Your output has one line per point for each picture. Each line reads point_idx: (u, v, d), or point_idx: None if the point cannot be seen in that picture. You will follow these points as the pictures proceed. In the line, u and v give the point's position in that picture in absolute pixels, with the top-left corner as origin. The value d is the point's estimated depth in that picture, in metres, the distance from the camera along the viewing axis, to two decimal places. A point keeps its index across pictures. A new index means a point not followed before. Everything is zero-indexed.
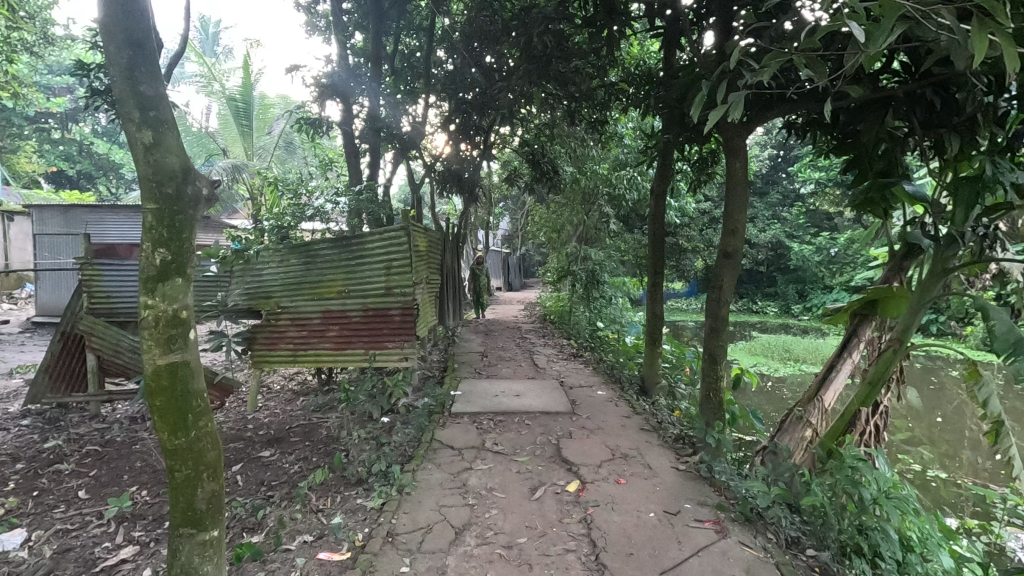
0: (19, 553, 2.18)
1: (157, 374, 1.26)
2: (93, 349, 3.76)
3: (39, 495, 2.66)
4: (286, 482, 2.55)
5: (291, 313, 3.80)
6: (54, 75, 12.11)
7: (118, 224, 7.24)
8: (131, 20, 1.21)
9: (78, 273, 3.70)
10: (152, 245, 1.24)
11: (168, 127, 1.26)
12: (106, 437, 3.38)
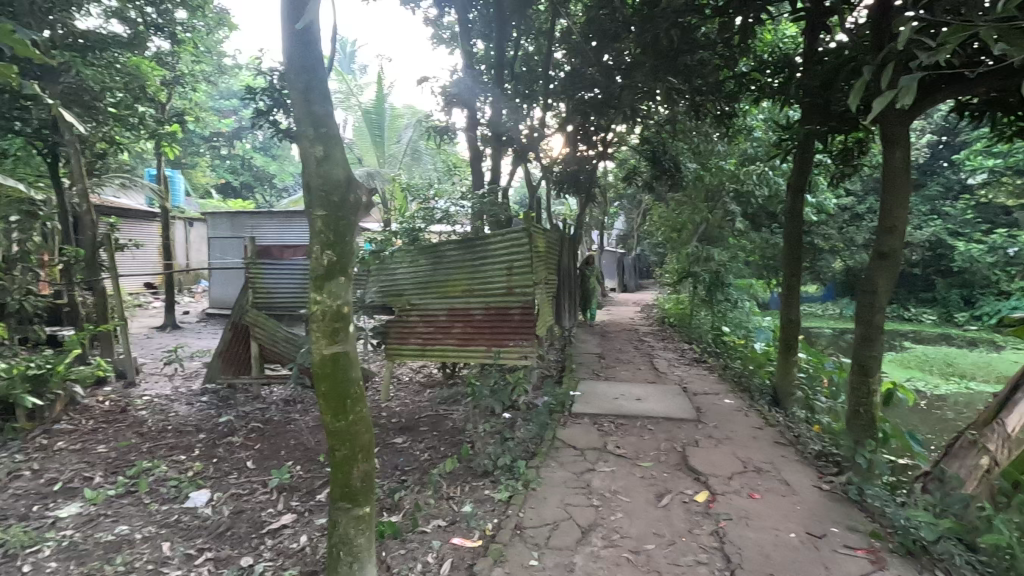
0: (205, 510, 2.56)
1: (323, 361, 1.42)
2: (256, 338, 4.30)
3: (218, 462, 3.10)
4: (418, 468, 2.73)
5: (420, 310, 4.05)
6: (224, 101, 14.10)
7: (273, 228, 8.20)
8: (310, 48, 1.38)
9: (245, 271, 4.27)
10: (321, 247, 1.40)
11: (336, 142, 1.40)
12: (266, 416, 3.85)
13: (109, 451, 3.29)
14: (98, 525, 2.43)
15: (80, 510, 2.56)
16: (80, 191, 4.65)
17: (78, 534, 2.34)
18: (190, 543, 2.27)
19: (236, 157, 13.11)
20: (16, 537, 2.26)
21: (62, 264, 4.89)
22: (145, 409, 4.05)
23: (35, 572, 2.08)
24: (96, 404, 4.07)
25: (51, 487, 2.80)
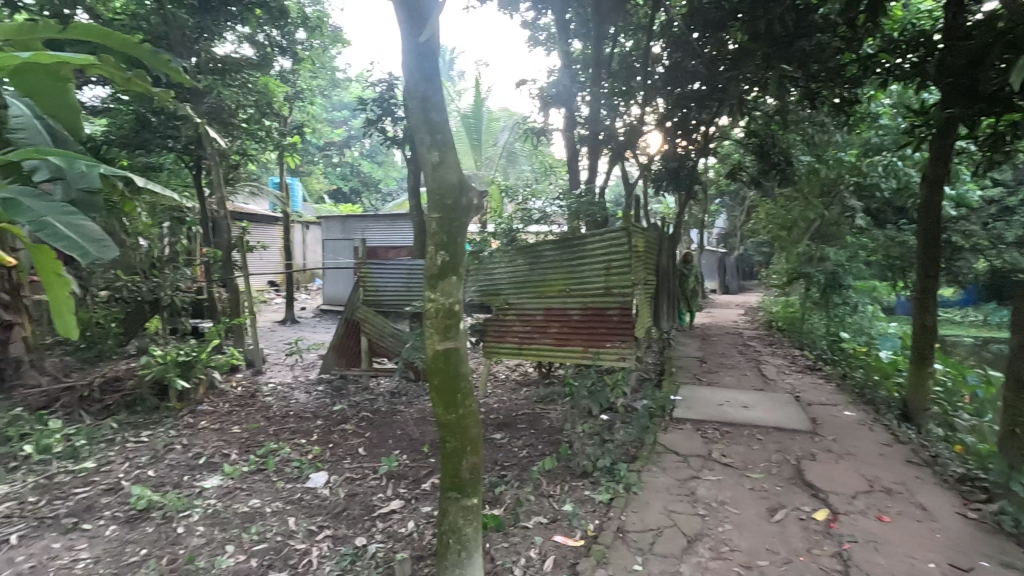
0: (324, 490, 2.78)
1: (436, 356, 1.49)
2: (365, 333, 4.63)
3: (334, 447, 3.35)
4: (517, 464, 2.78)
5: (518, 309, 4.12)
6: (336, 112, 15.15)
7: (379, 231, 8.71)
8: (428, 60, 1.45)
9: (356, 271, 4.60)
10: (436, 248, 1.47)
11: (450, 148, 1.47)
12: (374, 407, 4.11)
13: (242, 431, 3.67)
14: (235, 497, 2.72)
15: (221, 482, 2.88)
16: (219, 199, 5.21)
17: (219, 504, 2.64)
18: (312, 520, 2.48)
19: (345, 164, 14.03)
20: (172, 502, 2.59)
21: (204, 263, 5.52)
22: (271, 396, 4.46)
23: (187, 533, 2.37)
24: (231, 389, 4.56)
25: (197, 460, 3.17)
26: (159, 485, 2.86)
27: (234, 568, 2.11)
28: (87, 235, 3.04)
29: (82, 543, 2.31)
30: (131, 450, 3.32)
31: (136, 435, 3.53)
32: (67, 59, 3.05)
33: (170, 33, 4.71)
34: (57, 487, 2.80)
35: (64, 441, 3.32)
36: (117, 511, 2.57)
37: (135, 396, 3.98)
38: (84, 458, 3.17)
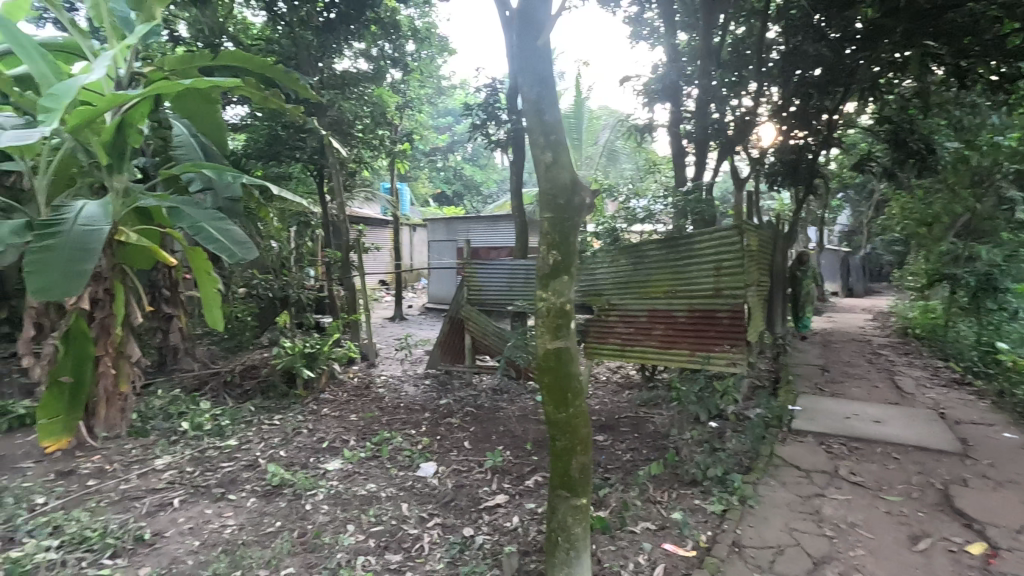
0: (433, 480, 2.92)
1: (547, 355, 1.51)
2: (469, 331, 4.79)
3: (441, 439, 3.50)
4: (621, 467, 2.73)
5: (620, 310, 4.05)
6: (442, 118, 15.78)
7: (481, 232, 8.96)
8: (542, 62, 1.48)
9: (461, 271, 4.77)
10: (548, 247, 1.49)
11: (563, 148, 1.48)
12: (478, 403, 4.24)
13: (359, 420, 3.95)
14: (354, 480, 2.93)
15: (342, 466, 3.11)
16: (339, 204, 5.64)
17: (340, 486, 2.85)
18: (423, 507, 2.60)
19: (449, 168, 14.58)
20: (300, 481, 2.84)
21: (325, 263, 6.00)
22: (383, 387, 4.75)
23: (313, 510, 2.59)
24: (348, 379, 4.91)
25: (320, 444, 3.46)
26: (290, 464, 3.16)
27: (354, 546, 2.27)
28: (234, 238, 3.43)
29: (229, 511, 2.60)
30: (266, 431, 3.69)
31: (270, 418, 3.92)
32: (219, 84, 3.42)
33: (298, 53, 5.17)
34: (208, 460, 3.18)
35: (212, 420, 3.77)
36: (255, 486, 2.86)
37: (268, 382, 4.42)
38: (228, 436, 3.57)
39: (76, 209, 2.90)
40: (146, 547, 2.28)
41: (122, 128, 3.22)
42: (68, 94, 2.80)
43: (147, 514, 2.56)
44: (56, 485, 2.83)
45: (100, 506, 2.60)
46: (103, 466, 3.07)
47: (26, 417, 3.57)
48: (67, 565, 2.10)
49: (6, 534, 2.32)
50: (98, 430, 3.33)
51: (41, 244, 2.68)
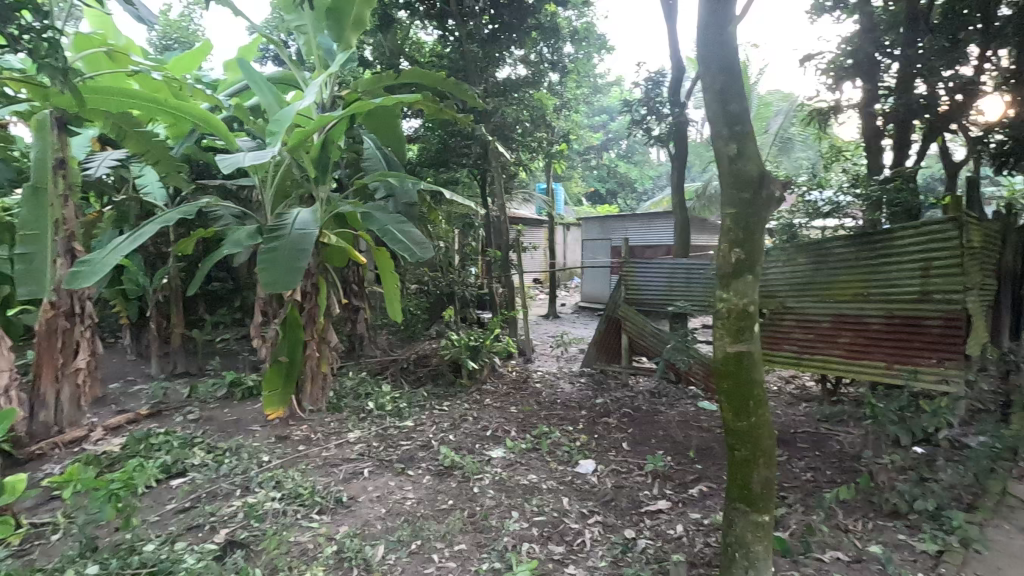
0: (592, 477, 2.93)
1: (726, 359, 1.46)
2: (626, 331, 4.70)
3: (599, 438, 3.50)
4: (800, 487, 2.48)
5: (798, 313, 3.65)
6: (597, 117, 15.72)
7: (638, 230, 8.78)
8: (726, 50, 1.46)
9: (618, 270, 4.71)
10: (730, 245, 1.44)
11: (749, 138, 1.44)
12: (635, 404, 4.15)
13: (518, 411, 4.12)
14: (516, 469, 3.07)
15: (504, 454, 3.28)
16: (500, 206, 5.92)
17: (504, 473, 3.00)
18: (583, 503, 2.63)
19: (604, 167, 14.49)
20: (469, 464, 3.05)
21: (487, 262, 6.35)
22: (540, 382, 4.90)
23: (481, 494, 2.76)
24: (507, 373, 5.14)
25: (484, 432, 3.67)
26: (459, 448, 3.41)
27: (520, 532, 2.38)
28: (414, 239, 3.78)
29: (409, 485, 2.89)
30: (437, 415, 4.03)
31: (440, 404, 4.27)
32: (402, 100, 3.75)
33: (466, 66, 5.53)
34: (390, 438, 3.57)
35: (392, 402, 4.21)
36: (430, 465, 3.14)
37: (438, 371, 4.82)
38: (405, 417, 3.97)
39: (292, 216, 3.44)
40: (345, 508, 2.62)
41: (325, 144, 3.74)
42: (289, 118, 3.34)
43: (344, 479, 2.95)
44: (277, 446, 3.39)
45: (309, 468, 3.06)
46: (309, 433, 3.60)
47: (254, 388, 4.33)
48: (288, 514, 2.51)
49: (243, 483, 2.84)
50: (306, 403, 3.91)
51: (269, 245, 3.22)
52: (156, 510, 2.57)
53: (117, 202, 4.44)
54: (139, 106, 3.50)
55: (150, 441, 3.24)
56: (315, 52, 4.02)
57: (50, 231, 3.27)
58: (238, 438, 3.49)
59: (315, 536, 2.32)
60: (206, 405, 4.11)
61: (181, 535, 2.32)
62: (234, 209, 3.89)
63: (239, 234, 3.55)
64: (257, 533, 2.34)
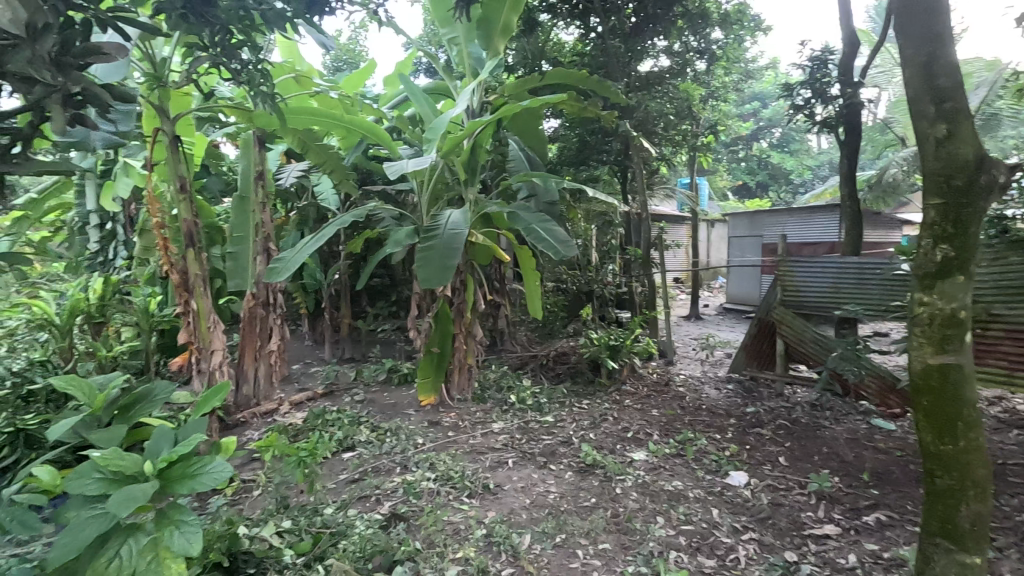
0: (745, 490, 2.74)
1: (927, 373, 1.43)
2: (782, 336, 4.30)
3: (751, 449, 3.27)
4: (1014, 529, 2.09)
5: (1008, 322, 3.09)
6: (747, 105, 14.59)
7: (795, 226, 8.01)
8: (933, 20, 1.41)
9: (775, 271, 4.33)
10: (934, 242, 1.41)
11: (963, 114, 1.39)
12: (793, 416, 3.79)
13: (661, 415, 3.99)
14: (661, 474, 2.97)
15: (647, 457, 3.20)
16: (641, 202, 5.77)
17: (648, 476, 2.93)
18: (736, 517, 2.48)
19: (754, 158, 13.41)
20: (611, 464, 3.02)
21: (626, 260, 6.22)
22: (683, 386, 4.69)
23: (623, 495, 2.72)
24: (648, 374, 5.00)
25: (626, 433, 3.61)
26: (600, 447, 3.39)
27: (666, 539, 2.30)
28: (557, 238, 3.82)
29: (551, 479, 2.94)
30: (577, 413, 4.04)
31: (579, 401, 4.29)
32: (548, 100, 3.80)
33: (609, 62, 5.45)
34: (532, 431, 3.66)
35: (533, 396, 4.32)
36: (571, 461, 3.16)
37: (577, 369, 4.84)
38: (546, 412, 4.05)
39: (446, 217, 3.68)
40: (492, 494, 2.74)
41: (474, 148, 3.93)
42: (442, 125, 3.56)
43: (490, 467, 3.09)
44: (429, 430, 3.65)
45: (458, 453, 3.25)
46: (457, 421, 3.83)
47: (409, 375, 4.72)
48: (441, 495, 2.69)
49: (401, 461, 3.11)
50: (454, 392, 4.17)
51: (425, 244, 3.47)
52: (332, 478, 2.91)
53: (300, 207, 5.11)
54: (319, 122, 3.98)
55: (325, 417, 3.69)
56: (467, 61, 4.25)
57: (251, 233, 3.85)
58: (396, 420, 3.82)
59: (466, 518, 2.46)
60: (369, 388, 4.56)
61: (353, 502, 2.60)
62: (394, 212, 4.26)
63: (399, 233, 3.88)
64: (415, 509, 2.54)
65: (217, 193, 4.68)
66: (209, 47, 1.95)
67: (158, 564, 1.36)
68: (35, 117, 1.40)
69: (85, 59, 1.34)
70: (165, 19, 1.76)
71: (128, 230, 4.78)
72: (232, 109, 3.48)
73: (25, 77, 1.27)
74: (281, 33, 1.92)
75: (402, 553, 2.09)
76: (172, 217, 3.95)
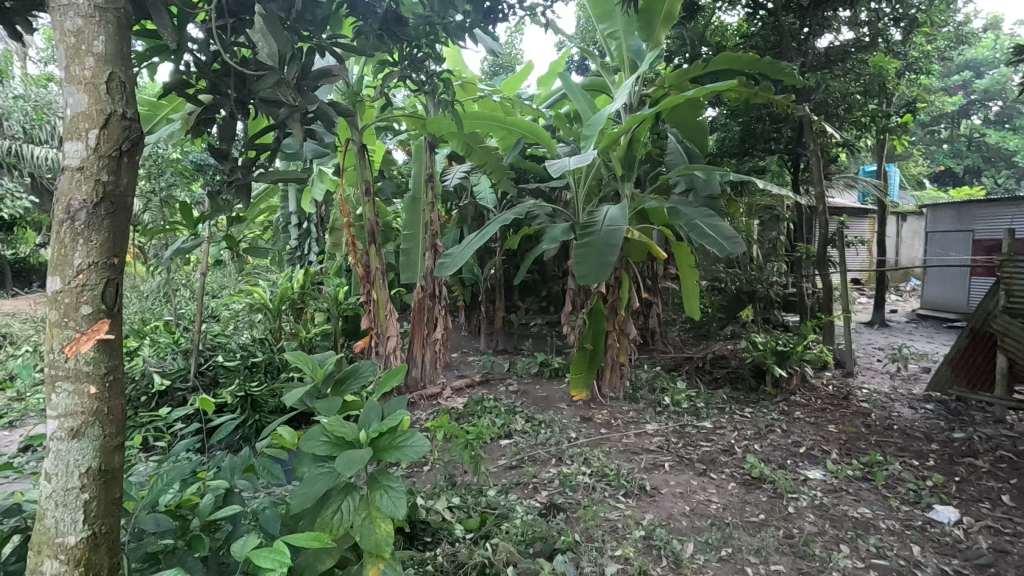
0: (955, 530, 2.36)
1: None
2: (1004, 351, 3.58)
3: (961, 482, 2.80)
4: None
5: None
6: (954, 75, 12.36)
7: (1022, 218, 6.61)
8: None
9: (996, 272, 3.58)
10: None
11: None
12: (1019, 448, 3.15)
13: (840, 432, 3.56)
14: (842, 498, 2.67)
15: (824, 477, 2.88)
16: (816, 194, 5.18)
17: (826, 499, 2.65)
18: (943, 559, 2.15)
19: (960, 138, 11.32)
20: (782, 480, 2.78)
21: (795, 258, 5.65)
22: (867, 402, 4.13)
23: (797, 515, 2.50)
24: (822, 386, 4.49)
25: (797, 448, 3.29)
26: (767, 460, 3.13)
27: (852, 570, 2.07)
28: (723, 234, 3.62)
29: (712, 488, 2.79)
30: (739, 421, 3.78)
31: (741, 409, 4.00)
32: (718, 87, 3.56)
33: (781, 42, 4.95)
34: (689, 436, 3.50)
35: (689, 400, 4.13)
36: (734, 472, 2.97)
37: (738, 374, 4.51)
38: (703, 417, 3.84)
39: (603, 213, 3.66)
40: (648, 496, 2.69)
41: (631, 144, 3.82)
42: (600, 122, 3.55)
43: (646, 468, 3.02)
44: (582, 425, 3.67)
45: (612, 451, 3.22)
46: (610, 418, 3.80)
47: (560, 370, 4.80)
48: (598, 491, 2.70)
49: (557, 453, 3.17)
50: (606, 390, 4.14)
51: (583, 240, 3.50)
52: (493, 463, 3.07)
53: (461, 206, 5.44)
54: (483, 125, 4.19)
55: (484, 404, 3.90)
56: (626, 54, 4.14)
57: (421, 231, 4.19)
58: (550, 412, 3.91)
59: (624, 517, 2.44)
60: (522, 379, 4.73)
61: (512, 487, 2.72)
62: (549, 210, 4.35)
63: (556, 229, 3.92)
64: (572, 501, 2.58)
65: (390, 195, 5.17)
66: (401, 63, 2.14)
67: (371, 522, 1.44)
68: (276, 134, 1.67)
69: (317, 81, 1.57)
70: (367, 40, 1.95)
71: (319, 229, 5.48)
72: (408, 118, 3.82)
73: (274, 100, 1.52)
74: (461, 43, 2.03)
75: (562, 543, 2.14)
76: (356, 216, 4.46)
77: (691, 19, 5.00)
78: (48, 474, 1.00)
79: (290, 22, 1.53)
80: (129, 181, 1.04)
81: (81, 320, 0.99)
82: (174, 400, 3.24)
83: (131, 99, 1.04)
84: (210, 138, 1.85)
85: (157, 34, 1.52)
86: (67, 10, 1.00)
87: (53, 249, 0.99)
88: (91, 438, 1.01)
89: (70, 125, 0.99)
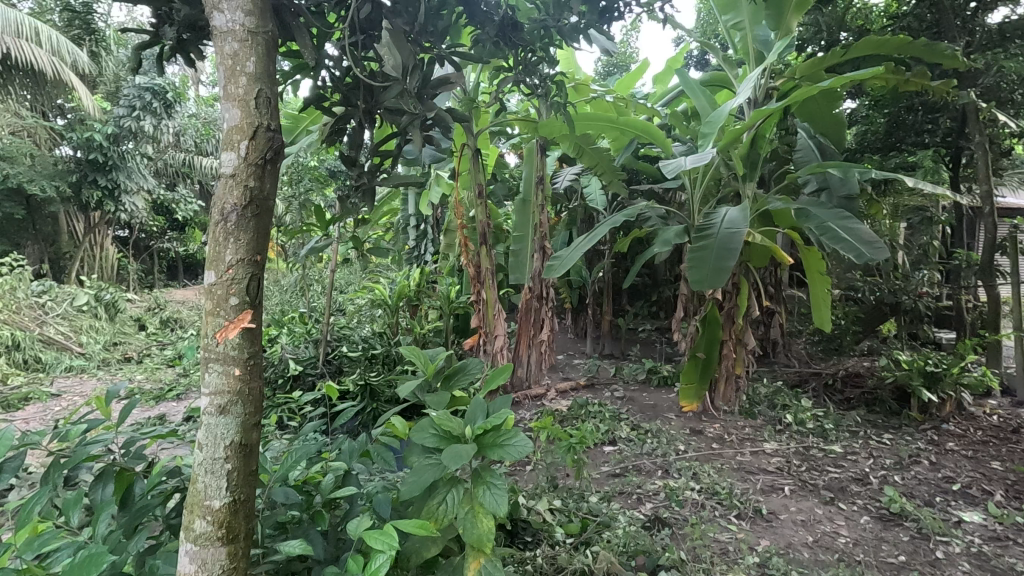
0: None
1: None
2: None
3: None
4: None
5: None
6: None
7: None
8: None
9: None
10: None
11: None
12: None
13: (1007, 472, 3.06)
14: (1007, 549, 2.29)
15: (984, 522, 2.50)
16: (982, 194, 4.48)
17: (987, 547, 2.29)
18: None
19: None
20: (929, 519, 2.44)
21: (953, 266, 4.92)
22: None
23: (948, 563, 2.18)
24: (984, 415, 3.87)
25: (949, 485, 2.88)
26: (911, 495, 2.76)
27: None
28: (863, 238, 3.25)
29: (841, 520, 2.52)
30: (876, 448, 3.37)
31: (879, 435, 3.56)
32: (861, 76, 3.19)
33: (941, 20, 4.35)
34: (814, 459, 3.19)
35: (815, 421, 3.76)
36: (869, 504, 2.66)
37: (876, 396, 4.01)
38: (832, 440, 3.48)
39: (721, 215, 3.45)
40: (765, 521, 2.49)
41: (755, 141, 3.56)
42: (720, 118, 3.34)
43: (762, 490, 2.80)
44: (692, 438, 3.49)
45: (725, 468, 3.03)
46: (723, 433, 3.57)
47: (669, 378, 4.62)
48: (707, 509, 2.55)
49: (663, 465, 3.05)
50: (718, 403, 3.89)
51: (700, 244, 3.32)
52: (596, 468, 3.02)
53: (571, 208, 5.44)
54: (595, 126, 4.14)
55: (588, 408, 3.85)
56: (751, 46, 3.86)
57: (531, 232, 4.23)
58: (656, 421, 3.77)
59: (736, 540, 2.29)
60: (628, 386, 4.61)
61: (615, 496, 2.65)
62: (662, 211, 4.19)
63: (668, 232, 3.76)
64: (679, 517, 2.47)
65: (501, 198, 5.29)
66: (514, 68, 2.16)
67: (473, 516, 1.48)
68: (398, 141, 1.76)
69: (437, 89, 1.65)
70: (484, 48, 1.99)
71: (434, 231, 5.73)
72: (521, 121, 3.87)
73: (397, 109, 1.62)
74: (576, 44, 2.00)
75: (666, 559, 2.04)
76: (469, 219, 4.61)
77: (829, 3, 4.53)
78: (200, 444, 1.14)
79: (413, 35, 1.61)
80: (271, 186, 1.16)
81: (230, 310, 1.12)
82: (305, 383, 3.57)
83: (275, 113, 1.16)
84: (340, 146, 2.00)
85: (300, 54, 1.69)
86: (226, 35, 1.13)
87: (209, 246, 1.13)
88: (235, 415, 1.14)
89: (227, 137, 1.12)
